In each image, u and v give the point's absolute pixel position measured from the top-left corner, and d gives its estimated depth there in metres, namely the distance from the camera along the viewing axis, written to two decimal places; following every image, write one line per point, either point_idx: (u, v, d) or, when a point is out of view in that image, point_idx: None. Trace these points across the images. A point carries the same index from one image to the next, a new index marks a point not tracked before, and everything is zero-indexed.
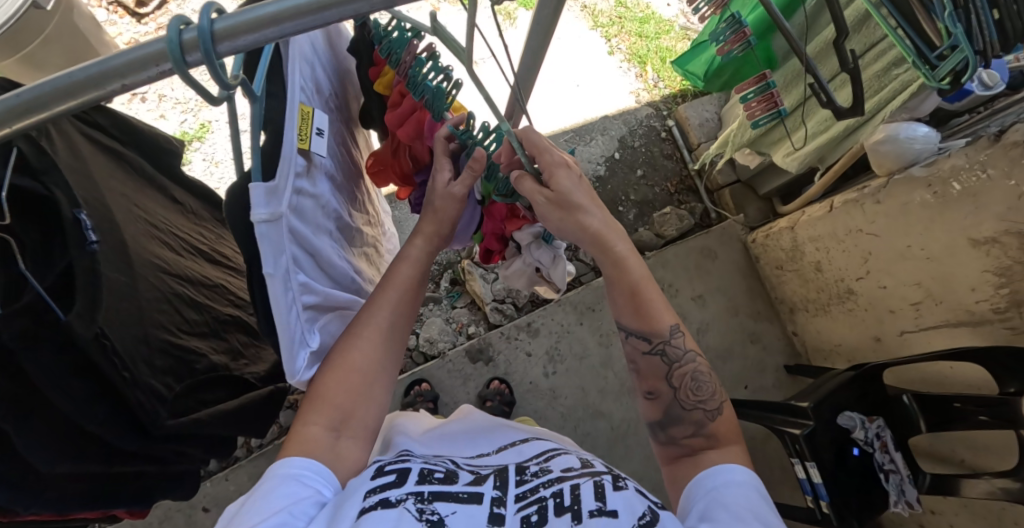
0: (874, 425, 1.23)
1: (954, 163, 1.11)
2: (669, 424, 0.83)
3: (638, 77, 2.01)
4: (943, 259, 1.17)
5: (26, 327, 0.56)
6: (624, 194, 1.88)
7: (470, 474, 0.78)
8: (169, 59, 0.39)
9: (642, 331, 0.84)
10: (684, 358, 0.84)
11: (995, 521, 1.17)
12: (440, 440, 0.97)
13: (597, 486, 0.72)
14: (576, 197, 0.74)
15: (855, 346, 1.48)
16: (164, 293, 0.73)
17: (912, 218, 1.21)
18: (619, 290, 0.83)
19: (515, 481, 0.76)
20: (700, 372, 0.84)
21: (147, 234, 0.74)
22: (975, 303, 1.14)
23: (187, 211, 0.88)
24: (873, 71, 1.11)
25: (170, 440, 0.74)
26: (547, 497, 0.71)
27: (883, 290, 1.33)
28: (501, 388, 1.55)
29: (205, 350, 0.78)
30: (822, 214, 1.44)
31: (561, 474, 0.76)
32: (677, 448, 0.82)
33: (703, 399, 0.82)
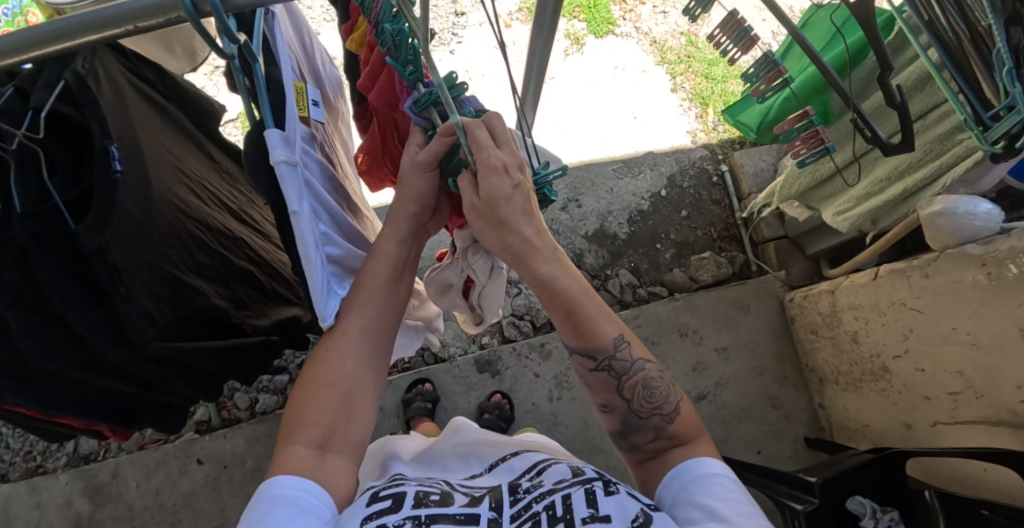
0: (886, 516, 1.14)
1: (1013, 245, 1.01)
2: (629, 432, 0.83)
3: (698, 118, 1.98)
4: (991, 349, 1.07)
5: (40, 227, 0.65)
6: (665, 232, 1.83)
7: (465, 496, 0.79)
8: (182, 9, 0.43)
9: (586, 348, 0.81)
10: (633, 368, 0.82)
11: None
12: (432, 462, 0.95)
13: (589, 493, 0.73)
14: (506, 208, 0.69)
15: (883, 430, 1.37)
16: (179, 231, 0.78)
17: (961, 298, 1.12)
18: (558, 305, 0.78)
19: (509, 501, 0.76)
20: (654, 368, 0.84)
21: (175, 179, 0.81)
22: (1019, 402, 1.03)
23: (221, 169, 0.96)
24: (936, 133, 1.04)
25: (152, 362, 0.80)
26: (540, 511, 0.72)
27: (921, 374, 1.23)
28: (501, 403, 1.54)
29: (208, 291, 0.82)
30: (865, 282, 1.35)
31: (553, 486, 0.76)
32: (639, 452, 0.83)
33: (658, 406, 0.81)
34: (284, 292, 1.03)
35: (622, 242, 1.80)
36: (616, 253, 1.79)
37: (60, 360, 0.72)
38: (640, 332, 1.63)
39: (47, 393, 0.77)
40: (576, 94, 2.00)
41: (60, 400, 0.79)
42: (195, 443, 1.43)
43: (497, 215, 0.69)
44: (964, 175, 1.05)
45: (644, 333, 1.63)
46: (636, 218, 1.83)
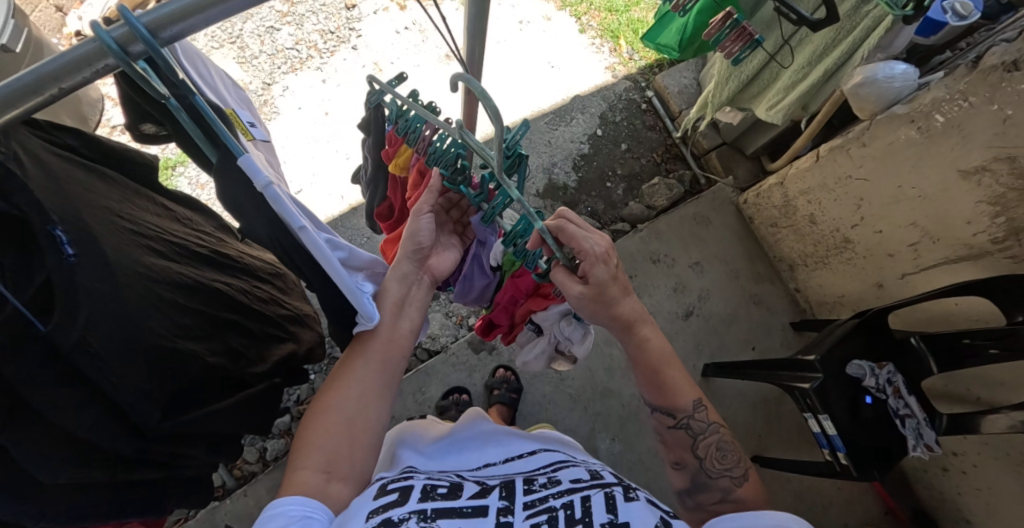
0: (884, 371, 1.26)
1: (934, 96, 1.14)
2: (696, 490, 0.92)
3: (612, 52, 1.98)
4: (937, 196, 1.20)
5: (10, 340, 0.64)
6: (611, 169, 1.83)
7: (475, 486, 0.81)
8: (114, 54, 0.53)
9: (668, 408, 0.93)
10: (708, 430, 0.92)
11: (1018, 456, 1.30)
12: (445, 449, 0.95)
13: (609, 498, 0.75)
14: (611, 287, 0.81)
15: (857, 295, 1.47)
16: (154, 300, 0.77)
17: (897, 158, 1.24)
18: (653, 366, 0.91)
19: (522, 491, 0.79)
20: (725, 441, 0.92)
21: (134, 243, 0.78)
22: (972, 236, 1.17)
23: (178, 218, 0.95)
24: (843, 11, 1.09)
25: (164, 440, 0.84)
26: (557, 507, 0.74)
27: (879, 236, 1.34)
28: (507, 376, 1.55)
29: (201, 353, 0.83)
30: (809, 165, 1.43)
31: (571, 485, 0.79)
32: (701, 512, 0.90)
33: (728, 467, 0.90)
34: (275, 331, 1.05)
35: (577, 188, 1.80)
36: (571, 202, 1.78)
37: (68, 470, 0.74)
38: None
39: (66, 493, 0.78)
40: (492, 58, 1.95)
41: (89, 504, 0.81)
42: (218, 510, 1.36)
43: (602, 296, 0.81)
44: (878, 41, 1.11)
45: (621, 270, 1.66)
46: (580, 162, 1.82)
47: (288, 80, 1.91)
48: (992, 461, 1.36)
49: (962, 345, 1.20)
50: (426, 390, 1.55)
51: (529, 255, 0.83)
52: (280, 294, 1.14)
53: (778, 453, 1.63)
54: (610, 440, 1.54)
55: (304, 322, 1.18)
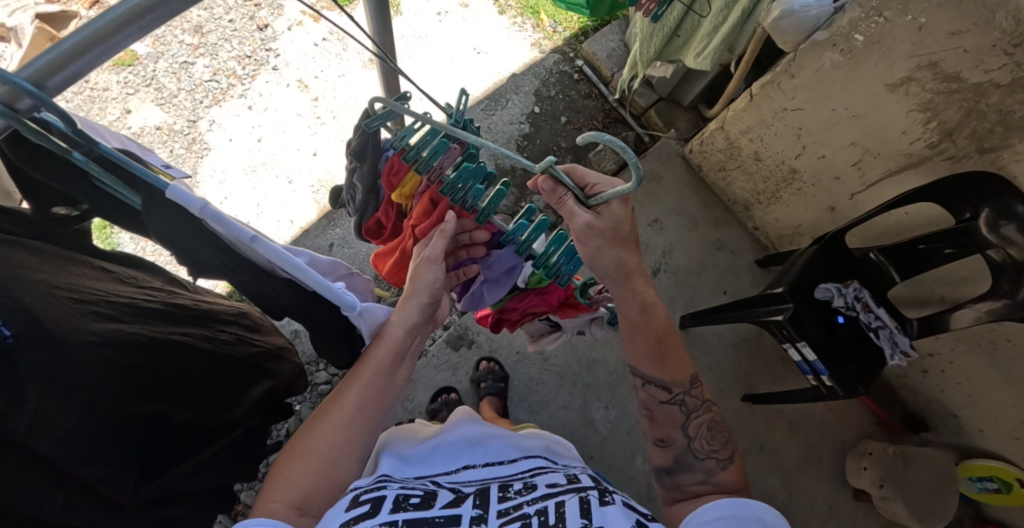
0: (851, 289, 1.28)
1: (850, 17, 1.15)
2: (678, 471, 0.92)
3: (535, 28, 1.95)
4: (870, 112, 1.23)
5: None
6: (555, 143, 1.82)
7: (449, 494, 0.79)
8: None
9: (665, 380, 0.94)
10: (700, 410, 0.94)
11: (989, 345, 1.36)
12: (425, 452, 0.92)
13: (584, 503, 0.74)
14: (634, 262, 0.90)
15: (813, 222, 1.50)
16: (108, 369, 0.73)
17: (828, 82, 1.25)
18: (649, 330, 0.93)
19: (497, 498, 0.77)
20: (714, 423, 0.94)
21: (77, 311, 0.72)
22: (910, 144, 1.21)
23: (122, 277, 0.87)
24: None
25: (149, 506, 0.85)
26: (531, 514, 0.72)
27: (822, 161, 1.37)
28: (491, 366, 1.52)
29: (167, 412, 0.81)
30: (744, 106, 1.43)
31: (547, 491, 0.77)
32: (679, 492, 0.90)
33: (716, 450, 0.92)
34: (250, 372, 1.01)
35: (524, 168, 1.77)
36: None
37: None
38: None
39: None
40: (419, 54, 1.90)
41: None
42: None
43: (607, 227, 0.85)
44: None
45: None
46: (523, 143, 1.80)
47: (212, 113, 1.80)
48: (966, 355, 1.42)
49: (918, 250, 1.25)
50: (414, 398, 1.51)
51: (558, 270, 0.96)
52: (251, 332, 1.07)
53: (766, 386, 1.68)
54: (604, 408, 1.54)
55: (282, 356, 1.14)
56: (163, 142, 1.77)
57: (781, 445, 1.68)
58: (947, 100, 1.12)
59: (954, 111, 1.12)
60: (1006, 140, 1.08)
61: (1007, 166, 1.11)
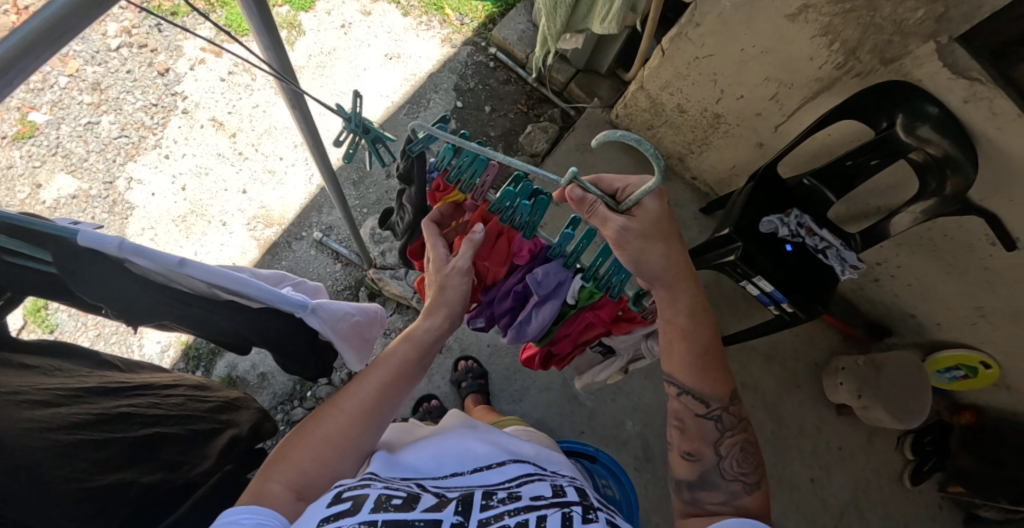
0: (793, 217, 1.31)
1: None
2: (702, 486, 0.87)
3: (443, 24, 1.90)
4: (776, 45, 1.26)
5: None
6: (485, 133, 1.79)
7: (432, 498, 0.75)
8: None
9: (707, 392, 0.90)
10: (734, 428, 0.90)
11: (928, 243, 1.42)
12: (423, 452, 0.88)
13: (566, 520, 0.70)
14: (666, 269, 0.88)
15: (745, 162, 1.54)
16: (55, 450, 0.69)
17: (732, 25, 1.27)
18: (698, 339, 0.90)
19: (478, 506, 0.73)
20: (746, 446, 0.90)
21: (6, 403, 0.68)
22: (819, 69, 1.25)
23: (45, 369, 0.83)
24: None
25: None
26: (510, 526, 0.68)
27: (742, 101, 1.40)
28: (469, 365, 1.52)
29: (133, 477, 0.78)
30: (658, 63, 1.45)
31: (531, 503, 0.73)
32: (696, 507, 0.86)
33: (744, 473, 0.87)
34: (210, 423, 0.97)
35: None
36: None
37: None
38: None
39: None
40: (334, 71, 1.81)
41: None
42: None
43: (625, 237, 0.84)
44: None
45: None
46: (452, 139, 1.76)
47: (130, 171, 1.62)
48: (911, 257, 1.49)
49: (847, 167, 1.29)
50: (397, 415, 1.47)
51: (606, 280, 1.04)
52: (200, 391, 1.04)
53: (734, 326, 1.72)
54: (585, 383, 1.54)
55: (242, 405, 1.10)
56: (82, 210, 1.59)
57: (760, 379, 1.72)
58: (844, 20, 1.16)
59: (853, 30, 1.17)
60: (905, 48, 1.15)
61: (911, 72, 1.17)
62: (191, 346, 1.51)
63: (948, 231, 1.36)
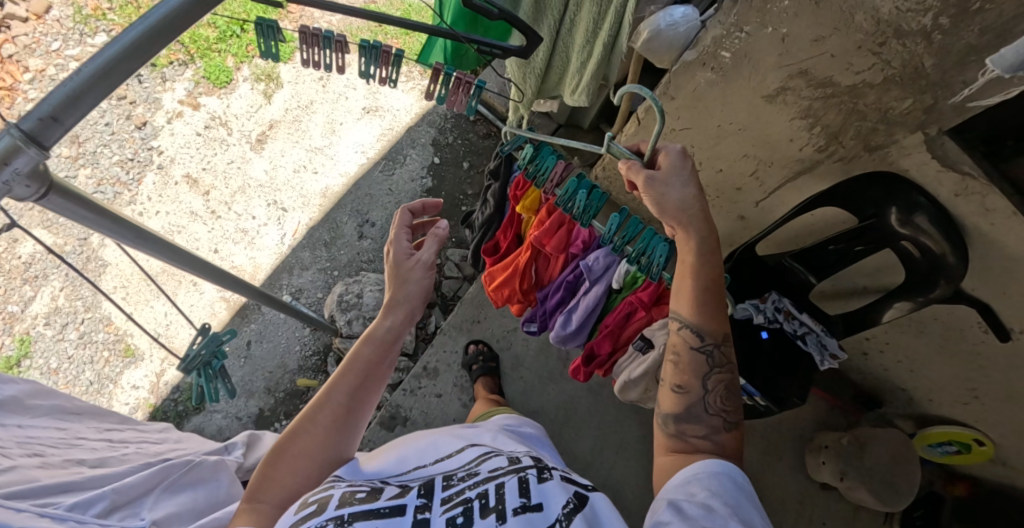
0: (769, 302, 1.25)
1: (713, 35, 1.11)
2: (683, 419, 0.86)
3: (423, 74, 1.85)
4: (754, 124, 1.19)
5: None
6: (461, 191, 1.72)
7: (395, 488, 0.85)
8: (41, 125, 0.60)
9: (704, 329, 0.88)
10: (722, 365, 0.89)
11: (918, 325, 1.35)
12: (389, 456, 0.99)
13: (522, 482, 0.80)
14: (681, 204, 0.87)
15: (727, 232, 1.48)
16: None
17: (708, 100, 1.21)
18: (701, 283, 0.88)
19: (442, 487, 0.84)
20: (731, 384, 0.89)
21: None
22: (800, 151, 1.18)
23: None
24: None
25: None
26: (471, 498, 0.79)
27: (720, 174, 1.33)
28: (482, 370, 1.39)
29: None
30: (634, 130, 1.38)
31: (488, 475, 0.83)
32: (681, 441, 0.86)
33: (727, 409, 0.87)
34: None
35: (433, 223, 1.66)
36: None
37: None
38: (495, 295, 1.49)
39: None
40: (311, 124, 1.77)
41: None
42: None
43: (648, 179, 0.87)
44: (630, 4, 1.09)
45: None
46: (428, 198, 1.70)
47: None
48: (901, 335, 1.41)
49: (829, 252, 1.22)
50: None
51: (651, 265, 1.06)
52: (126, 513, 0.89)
53: None
54: None
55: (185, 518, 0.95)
56: (56, 266, 1.62)
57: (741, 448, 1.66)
58: (825, 104, 1.09)
59: (835, 114, 1.09)
60: (891, 136, 1.06)
61: (898, 161, 1.09)
62: (157, 411, 1.55)
63: (938, 316, 1.28)
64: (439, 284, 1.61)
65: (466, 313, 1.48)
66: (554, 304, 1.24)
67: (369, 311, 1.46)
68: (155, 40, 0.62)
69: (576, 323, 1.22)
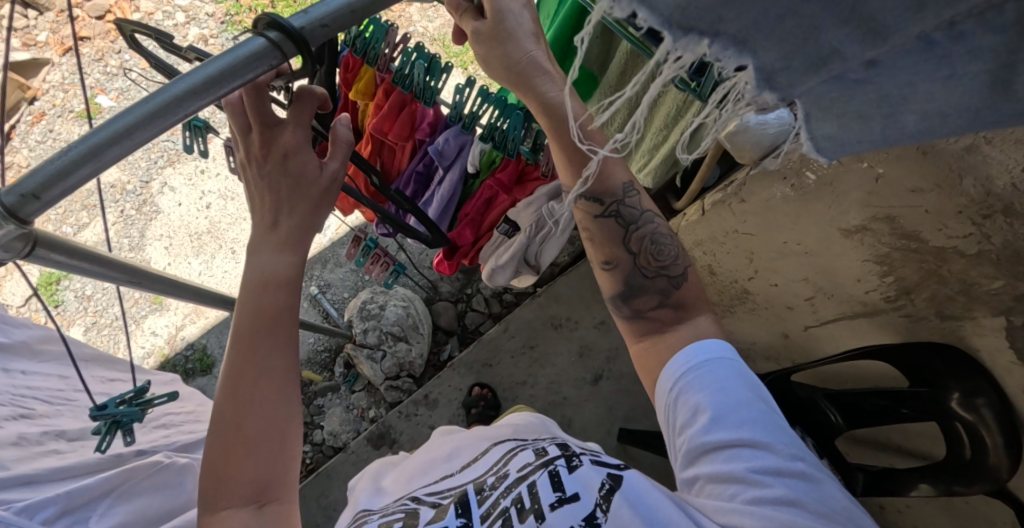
0: None
1: (801, 153, 1.05)
2: (632, 294, 0.88)
3: None
4: (823, 253, 1.11)
5: None
6: None
7: (432, 510, 0.86)
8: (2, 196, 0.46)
9: (599, 191, 0.87)
10: (642, 218, 0.88)
11: (949, 504, 1.23)
12: (413, 475, 1.07)
13: (553, 475, 0.81)
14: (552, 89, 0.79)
15: (768, 344, 1.40)
16: None
17: (778, 214, 1.14)
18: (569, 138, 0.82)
19: (476, 502, 0.84)
20: (656, 233, 0.88)
21: None
22: (865, 294, 1.09)
23: None
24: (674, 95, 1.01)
25: None
26: (508, 507, 0.80)
27: (775, 288, 1.26)
28: (483, 394, 1.40)
29: None
30: (696, 219, 1.32)
31: (519, 475, 0.84)
32: (641, 321, 0.87)
33: (666, 264, 0.87)
34: None
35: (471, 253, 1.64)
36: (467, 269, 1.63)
37: None
38: (513, 343, 1.46)
39: None
40: None
41: None
42: None
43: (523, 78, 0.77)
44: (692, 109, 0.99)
45: (518, 342, 1.46)
46: None
47: (167, 176, 1.75)
48: (926, 505, 1.30)
49: (871, 406, 1.13)
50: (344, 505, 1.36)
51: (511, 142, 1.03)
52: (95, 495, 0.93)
53: None
54: None
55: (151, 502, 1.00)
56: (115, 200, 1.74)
57: None
58: (904, 257, 0.99)
59: (912, 270, 0.99)
60: (968, 310, 0.95)
61: (967, 338, 0.98)
62: (169, 362, 1.63)
63: (975, 504, 1.16)
64: (464, 315, 1.58)
65: (478, 354, 1.46)
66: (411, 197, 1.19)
67: (387, 325, 1.45)
68: (164, 117, 0.45)
69: (434, 213, 1.18)
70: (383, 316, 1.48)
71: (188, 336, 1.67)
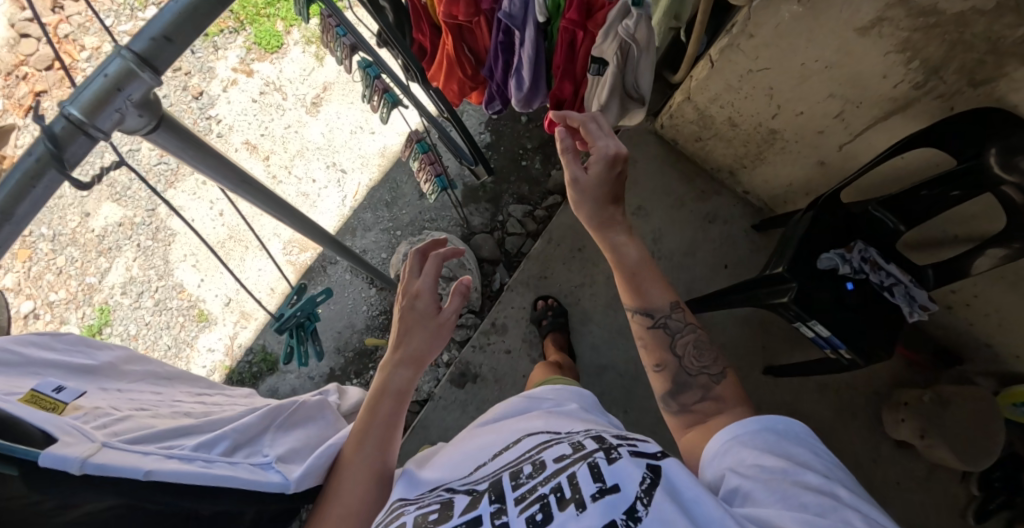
0: (856, 253, 1.20)
1: None
2: (679, 391, 0.86)
3: None
4: (844, 61, 1.11)
5: None
6: (521, 146, 1.66)
7: (466, 495, 0.71)
8: (98, 81, 0.49)
9: (642, 307, 0.89)
10: (684, 329, 0.89)
11: (1016, 277, 1.26)
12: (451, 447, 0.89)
13: (592, 466, 0.65)
14: (602, 186, 0.87)
15: (806, 179, 1.41)
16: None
17: (789, 37, 1.12)
18: (619, 275, 0.89)
19: (510, 487, 0.68)
20: (699, 341, 0.89)
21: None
22: (894, 88, 1.09)
23: None
24: None
25: None
26: (547, 492, 0.65)
27: (803, 117, 1.27)
28: (548, 304, 1.41)
29: None
30: (707, 74, 1.33)
31: (556, 464, 0.68)
32: (687, 414, 0.84)
33: (705, 365, 0.87)
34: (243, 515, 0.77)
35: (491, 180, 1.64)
36: (493, 196, 1.63)
37: None
38: (562, 251, 1.47)
39: None
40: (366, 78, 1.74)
41: None
42: None
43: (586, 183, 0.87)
44: None
45: (567, 248, 1.47)
46: (487, 155, 1.66)
47: (170, 197, 1.73)
48: (993, 288, 1.32)
49: (922, 198, 1.15)
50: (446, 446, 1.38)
51: None
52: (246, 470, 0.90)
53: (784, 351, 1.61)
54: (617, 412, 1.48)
55: None
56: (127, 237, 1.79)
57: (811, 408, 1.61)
58: (926, 36, 0.98)
59: (937, 46, 0.99)
60: (1000, 68, 0.95)
61: (1005, 96, 0.98)
62: (231, 373, 1.63)
63: None
64: (503, 241, 1.59)
65: (531, 271, 1.48)
66: (501, 75, 1.32)
67: None
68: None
69: (527, 80, 1.27)
70: (428, 264, 1.46)
71: (243, 343, 1.67)
